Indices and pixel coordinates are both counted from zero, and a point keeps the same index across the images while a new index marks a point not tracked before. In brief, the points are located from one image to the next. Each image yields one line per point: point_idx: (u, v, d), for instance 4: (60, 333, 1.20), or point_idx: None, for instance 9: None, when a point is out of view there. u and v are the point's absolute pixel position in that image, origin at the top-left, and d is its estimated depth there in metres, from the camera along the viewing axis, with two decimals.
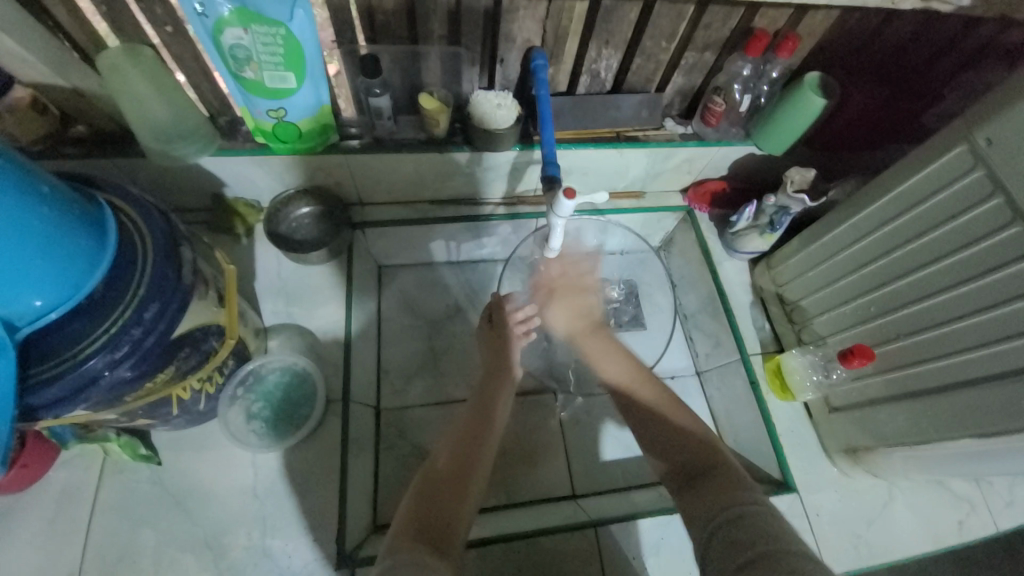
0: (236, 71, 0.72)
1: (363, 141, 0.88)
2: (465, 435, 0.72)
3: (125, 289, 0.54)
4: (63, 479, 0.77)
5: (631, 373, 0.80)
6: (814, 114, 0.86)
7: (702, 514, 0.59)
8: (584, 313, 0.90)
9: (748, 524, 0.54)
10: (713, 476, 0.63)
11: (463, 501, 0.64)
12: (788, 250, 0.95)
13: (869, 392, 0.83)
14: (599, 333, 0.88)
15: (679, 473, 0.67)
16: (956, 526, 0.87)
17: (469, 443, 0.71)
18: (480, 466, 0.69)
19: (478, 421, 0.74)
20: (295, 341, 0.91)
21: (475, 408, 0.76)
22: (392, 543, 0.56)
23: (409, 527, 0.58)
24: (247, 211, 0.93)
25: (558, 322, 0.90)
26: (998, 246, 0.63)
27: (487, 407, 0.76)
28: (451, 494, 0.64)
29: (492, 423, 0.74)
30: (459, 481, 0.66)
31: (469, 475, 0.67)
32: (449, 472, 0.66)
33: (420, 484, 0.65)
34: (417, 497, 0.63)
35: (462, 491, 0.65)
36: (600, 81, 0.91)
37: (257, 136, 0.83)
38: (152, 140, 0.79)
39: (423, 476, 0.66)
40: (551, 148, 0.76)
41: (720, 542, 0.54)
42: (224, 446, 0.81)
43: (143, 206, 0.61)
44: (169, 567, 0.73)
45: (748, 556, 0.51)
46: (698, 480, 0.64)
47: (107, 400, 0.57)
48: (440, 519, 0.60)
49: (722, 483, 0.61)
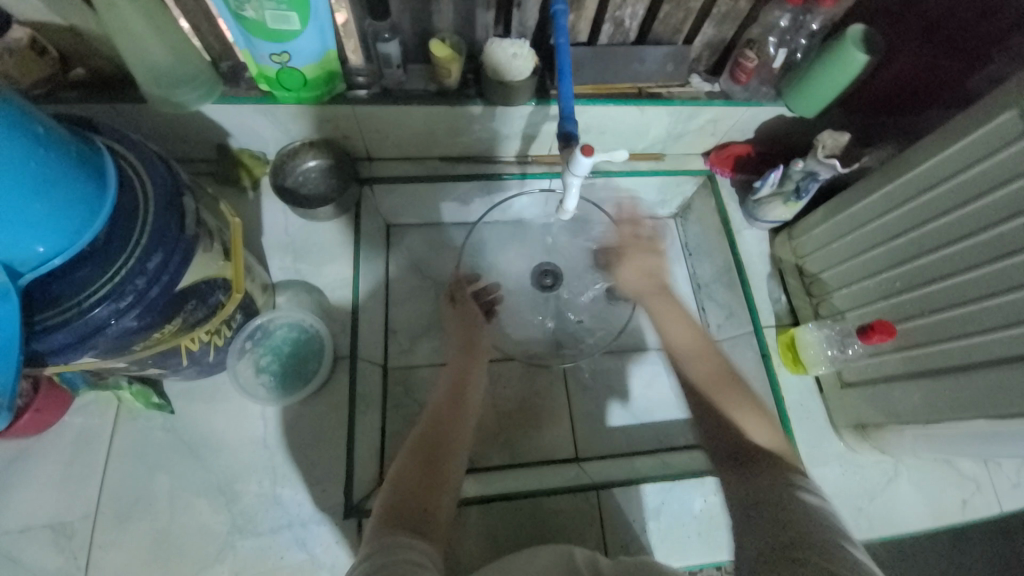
0: (236, 11, 0.67)
1: (371, 91, 0.84)
2: (444, 416, 0.71)
3: (127, 239, 0.53)
4: (79, 424, 0.79)
5: (698, 348, 0.76)
6: (855, 72, 0.80)
7: (743, 489, 0.58)
8: (650, 274, 0.87)
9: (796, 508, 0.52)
10: (765, 456, 0.61)
11: (446, 478, 0.63)
12: (812, 219, 0.91)
13: (885, 368, 0.81)
14: (664, 295, 0.85)
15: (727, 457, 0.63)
16: (959, 504, 0.87)
17: (445, 427, 0.69)
18: (458, 446, 0.68)
19: (456, 400, 0.74)
20: (303, 298, 0.90)
21: (451, 395, 0.75)
22: (376, 524, 0.55)
23: (390, 509, 0.56)
24: (253, 163, 0.91)
25: (630, 282, 0.89)
26: None
27: (461, 394, 0.76)
28: (434, 473, 0.63)
29: (465, 407, 0.73)
30: (439, 462, 0.64)
31: (449, 451, 0.66)
32: (422, 457, 0.64)
33: (403, 465, 0.63)
34: (400, 477, 0.61)
35: (442, 467, 0.64)
36: (623, 31, 0.85)
37: (260, 83, 0.80)
38: (153, 84, 0.75)
39: (407, 455, 0.65)
40: (570, 102, 0.72)
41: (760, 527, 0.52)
42: (233, 399, 0.82)
43: (144, 154, 0.59)
44: (184, 511, 0.75)
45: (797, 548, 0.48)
46: (753, 463, 0.60)
47: (113, 350, 0.57)
48: (419, 500, 0.58)
49: (770, 464, 0.59)
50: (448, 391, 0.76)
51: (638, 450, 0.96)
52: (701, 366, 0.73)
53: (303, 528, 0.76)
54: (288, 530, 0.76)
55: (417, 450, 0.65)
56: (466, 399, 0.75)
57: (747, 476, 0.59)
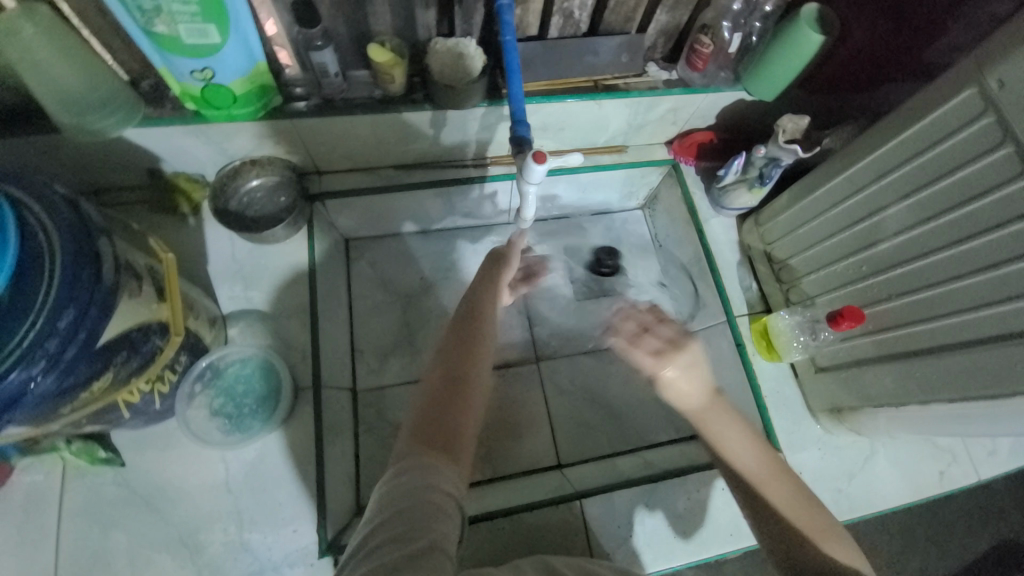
0: (146, 26, 0.61)
1: (310, 102, 0.78)
2: (462, 348, 0.63)
3: (35, 296, 0.48)
4: (22, 486, 0.73)
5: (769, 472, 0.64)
6: (809, 53, 0.78)
7: None
8: (709, 389, 0.66)
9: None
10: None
11: (469, 401, 0.59)
12: (777, 205, 0.90)
13: (856, 354, 0.81)
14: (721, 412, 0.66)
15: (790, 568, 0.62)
16: (936, 477, 0.89)
17: (461, 350, 0.63)
18: (475, 370, 0.62)
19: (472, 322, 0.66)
20: (258, 327, 0.85)
21: (467, 334, 0.65)
22: (400, 450, 0.53)
23: (414, 435, 0.54)
24: (191, 186, 0.85)
25: (681, 390, 0.65)
26: (1002, 201, 0.58)
27: (480, 323, 0.67)
28: (459, 407, 0.58)
29: (485, 330, 0.66)
30: (458, 387, 0.60)
31: (470, 372, 0.61)
32: (444, 383, 0.60)
33: (425, 399, 0.59)
34: (424, 409, 0.58)
35: (465, 390, 0.60)
36: (573, 23, 0.82)
37: (186, 102, 0.73)
38: (63, 112, 0.68)
39: (429, 385, 0.61)
40: (520, 105, 0.68)
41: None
42: (190, 442, 0.77)
43: (49, 198, 0.53)
44: (145, 568, 0.71)
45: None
46: None
47: (35, 417, 0.52)
48: (440, 423, 0.56)
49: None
50: (462, 320, 0.67)
51: (621, 451, 0.95)
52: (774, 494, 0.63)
53: (277, 571, 0.72)
54: None
55: (440, 378, 0.60)
56: (483, 337, 0.66)
57: None
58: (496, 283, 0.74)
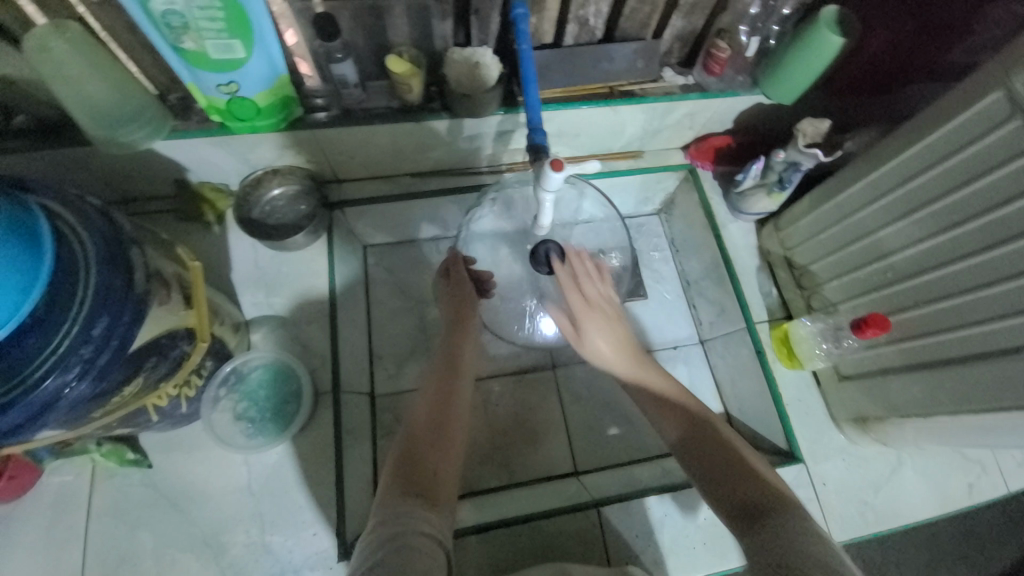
0: (174, 43, 0.63)
1: (330, 113, 0.80)
2: (436, 400, 0.68)
3: (71, 305, 0.50)
4: (55, 486, 0.76)
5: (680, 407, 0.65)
6: (830, 56, 0.77)
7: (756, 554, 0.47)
8: (625, 338, 0.71)
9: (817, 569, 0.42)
10: (778, 513, 0.50)
11: (450, 444, 0.64)
12: (798, 209, 0.89)
13: (883, 362, 0.79)
14: (639, 359, 0.70)
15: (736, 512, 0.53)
16: (965, 489, 0.86)
17: (442, 394, 0.70)
18: (455, 416, 0.67)
19: (449, 372, 0.73)
20: (278, 333, 0.87)
21: (441, 391, 0.70)
22: (382, 498, 0.54)
23: (394, 483, 0.56)
24: (215, 195, 0.87)
25: (596, 343, 0.71)
26: None
27: (451, 376, 0.72)
28: (432, 451, 0.61)
29: (460, 376, 0.73)
30: (437, 434, 0.64)
31: (450, 420, 0.67)
32: (427, 423, 0.65)
33: (400, 451, 0.61)
34: (400, 457, 0.60)
35: (444, 434, 0.64)
36: (589, 30, 0.82)
37: (212, 115, 0.76)
38: (95, 125, 0.71)
39: (403, 439, 0.63)
40: (536, 113, 0.68)
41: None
42: (213, 445, 0.79)
43: (84, 210, 0.55)
44: (170, 568, 0.73)
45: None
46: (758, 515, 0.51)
47: (70, 420, 0.54)
48: (427, 468, 0.59)
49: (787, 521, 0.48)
50: (436, 379, 0.72)
51: (638, 459, 0.94)
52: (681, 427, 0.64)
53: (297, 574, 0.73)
54: None
55: (420, 426, 0.64)
56: (455, 390, 0.71)
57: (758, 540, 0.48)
58: (467, 329, 0.80)
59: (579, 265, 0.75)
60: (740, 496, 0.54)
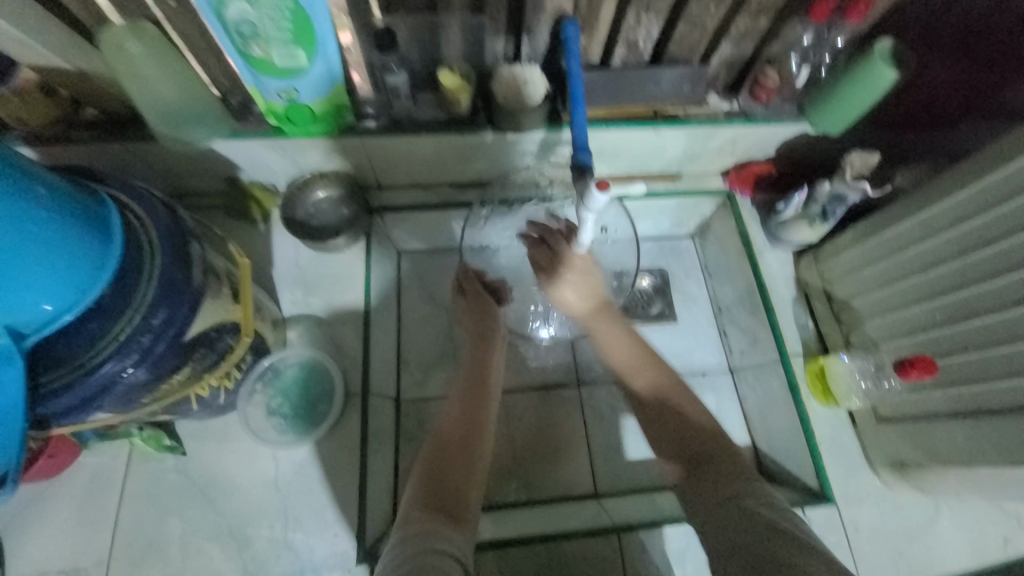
0: (243, 49, 0.67)
1: (380, 122, 0.83)
2: (461, 416, 0.71)
3: (132, 293, 0.52)
4: (92, 466, 0.79)
5: (640, 360, 0.77)
6: (882, 89, 0.76)
7: (703, 503, 0.60)
8: (596, 294, 0.80)
9: (751, 513, 0.55)
10: (715, 460, 0.64)
11: (474, 464, 0.65)
12: (841, 242, 0.87)
13: (927, 406, 0.76)
14: (608, 315, 0.80)
15: (682, 461, 0.67)
16: (1001, 542, 0.82)
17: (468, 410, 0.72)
18: (484, 434, 0.70)
19: (475, 388, 0.75)
20: (313, 332, 0.89)
21: (463, 407, 0.72)
22: (404, 516, 0.56)
23: (419, 501, 0.59)
24: (263, 195, 0.90)
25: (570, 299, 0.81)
26: None
27: (474, 394, 0.75)
28: (457, 467, 0.64)
29: (488, 396, 0.75)
30: (465, 451, 0.66)
31: (475, 441, 0.68)
32: (456, 440, 0.67)
33: (422, 469, 0.64)
34: (422, 475, 0.63)
35: (470, 454, 0.66)
36: (637, 53, 0.83)
37: (269, 118, 0.79)
38: (160, 122, 0.75)
39: (425, 458, 0.66)
40: (583, 131, 0.69)
41: (715, 529, 0.57)
42: (244, 438, 0.81)
43: (151, 205, 0.58)
44: (195, 556, 0.74)
45: (748, 548, 0.52)
46: (703, 465, 0.64)
47: (121, 404, 0.56)
48: (448, 488, 0.61)
49: (724, 473, 0.62)
50: (458, 397, 0.75)
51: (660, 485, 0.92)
52: (644, 382, 0.76)
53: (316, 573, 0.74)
54: None
55: (454, 437, 0.68)
56: (482, 405, 0.74)
57: (702, 490, 0.61)
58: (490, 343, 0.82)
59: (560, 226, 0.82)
60: (687, 448, 0.68)
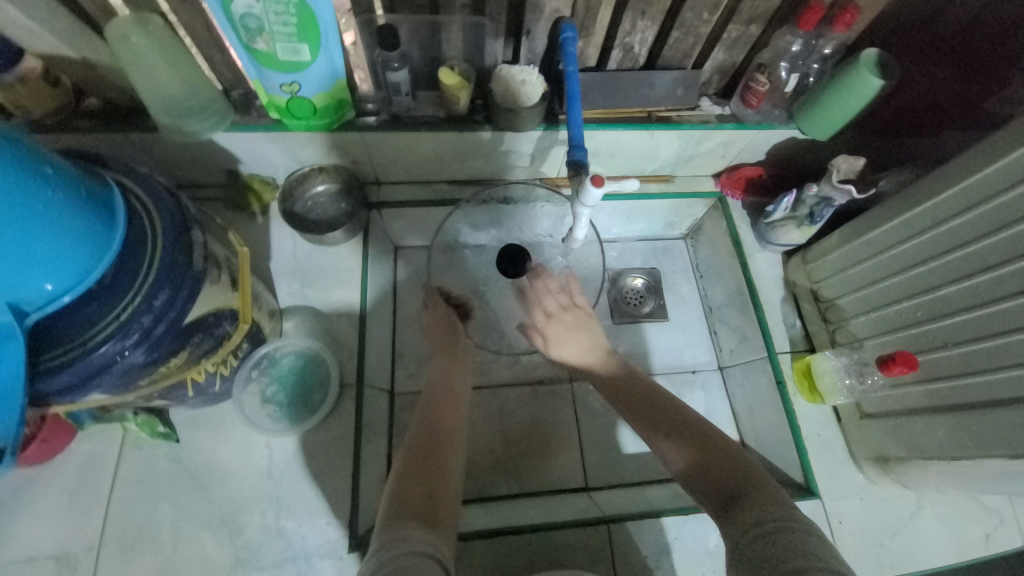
0: (248, 42, 0.68)
1: (379, 117, 0.84)
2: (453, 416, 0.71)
3: (135, 276, 0.53)
4: (85, 452, 0.79)
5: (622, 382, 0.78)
6: (868, 97, 0.79)
7: (736, 525, 0.55)
8: (596, 346, 0.82)
9: (790, 539, 0.50)
10: (746, 490, 0.58)
11: (447, 464, 0.66)
12: (828, 244, 0.90)
13: (908, 402, 0.78)
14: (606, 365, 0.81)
15: (705, 491, 0.61)
16: (985, 539, 0.84)
17: (432, 413, 0.72)
18: (453, 435, 0.70)
19: (442, 392, 0.76)
20: (309, 324, 0.90)
21: (438, 406, 0.74)
22: (386, 518, 0.56)
23: (397, 506, 0.58)
24: (262, 187, 0.92)
25: (562, 355, 0.84)
26: None
27: (448, 396, 0.76)
28: (431, 471, 0.64)
29: (456, 401, 0.76)
30: (434, 453, 0.66)
31: (445, 444, 0.68)
32: (425, 443, 0.67)
33: (401, 468, 0.64)
34: (402, 475, 0.63)
35: (439, 455, 0.66)
36: (633, 56, 0.85)
37: (270, 111, 0.80)
38: (162, 112, 0.76)
39: (406, 457, 0.66)
40: (578, 130, 0.71)
41: (753, 549, 0.51)
42: (238, 426, 0.82)
43: (155, 191, 0.59)
44: (187, 542, 0.74)
45: (789, 573, 0.47)
46: (730, 497, 0.59)
47: (118, 386, 0.57)
48: (424, 492, 0.60)
49: (760, 504, 0.55)
50: (430, 397, 0.75)
51: (650, 480, 0.93)
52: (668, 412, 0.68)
53: (308, 561, 0.74)
54: (292, 564, 0.74)
55: (418, 440, 0.68)
56: (449, 404, 0.75)
57: (736, 514, 0.56)
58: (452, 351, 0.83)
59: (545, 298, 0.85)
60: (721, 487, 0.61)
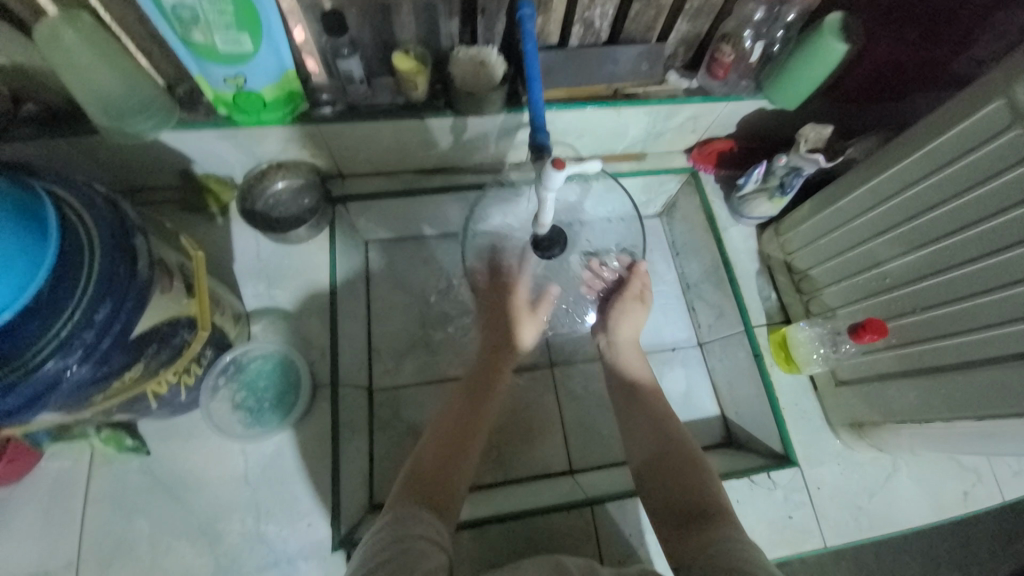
0: (183, 34, 0.64)
1: (336, 108, 0.80)
2: (461, 416, 0.72)
3: (74, 291, 0.51)
4: (54, 472, 0.76)
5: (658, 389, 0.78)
6: (835, 62, 0.77)
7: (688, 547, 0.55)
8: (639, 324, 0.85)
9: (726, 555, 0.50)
10: (707, 515, 0.59)
11: (469, 447, 0.69)
12: (799, 214, 0.89)
13: (878, 368, 0.80)
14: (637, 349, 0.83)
15: (679, 512, 0.61)
16: (960, 496, 0.86)
17: (478, 387, 0.78)
18: (484, 412, 0.75)
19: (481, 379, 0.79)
20: (279, 325, 0.88)
21: (468, 394, 0.76)
22: (398, 497, 0.60)
23: (407, 489, 0.61)
24: (220, 188, 0.88)
25: (624, 335, 0.83)
26: (1016, 222, 0.58)
27: (482, 386, 0.78)
28: (451, 458, 0.67)
29: (489, 386, 0.78)
30: (461, 438, 0.70)
31: (470, 437, 0.70)
32: (455, 424, 0.71)
33: (422, 451, 0.68)
34: (422, 456, 0.67)
35: (469, 441, 0.70)
36: (594, 32, 0.82)
37: (218, 108, 0.77)
38: (103, 114, 0.72)
39: (430, 440, 0.69)
40: (540, 110, 0.69)
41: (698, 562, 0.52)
42: (211, 434, 0.80)
43: (91, 199, 0.56)
44: (167, 553, 0.73)
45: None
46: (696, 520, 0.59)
47: (68, 402, 0.55)
48: (440, 477, 0.64)
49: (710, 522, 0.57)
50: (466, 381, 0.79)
51: None
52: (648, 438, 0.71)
53: (291, 563, 0.74)
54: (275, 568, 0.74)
55: (448, 423, 0.71)
56: (489, 389, 0.78)
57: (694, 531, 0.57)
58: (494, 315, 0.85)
59: (633, 281, 0.85)
60: (681, 504, 0.62)
